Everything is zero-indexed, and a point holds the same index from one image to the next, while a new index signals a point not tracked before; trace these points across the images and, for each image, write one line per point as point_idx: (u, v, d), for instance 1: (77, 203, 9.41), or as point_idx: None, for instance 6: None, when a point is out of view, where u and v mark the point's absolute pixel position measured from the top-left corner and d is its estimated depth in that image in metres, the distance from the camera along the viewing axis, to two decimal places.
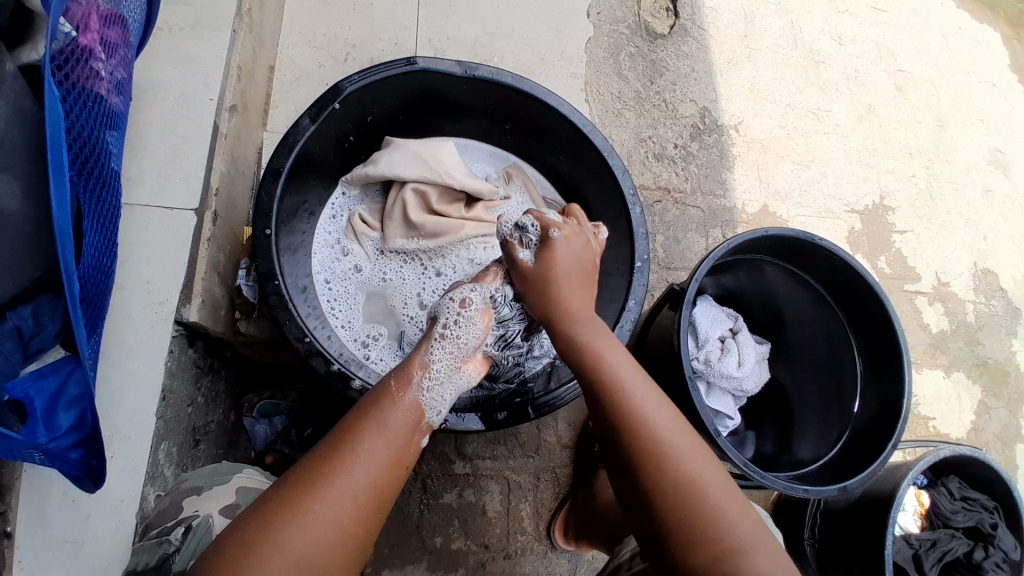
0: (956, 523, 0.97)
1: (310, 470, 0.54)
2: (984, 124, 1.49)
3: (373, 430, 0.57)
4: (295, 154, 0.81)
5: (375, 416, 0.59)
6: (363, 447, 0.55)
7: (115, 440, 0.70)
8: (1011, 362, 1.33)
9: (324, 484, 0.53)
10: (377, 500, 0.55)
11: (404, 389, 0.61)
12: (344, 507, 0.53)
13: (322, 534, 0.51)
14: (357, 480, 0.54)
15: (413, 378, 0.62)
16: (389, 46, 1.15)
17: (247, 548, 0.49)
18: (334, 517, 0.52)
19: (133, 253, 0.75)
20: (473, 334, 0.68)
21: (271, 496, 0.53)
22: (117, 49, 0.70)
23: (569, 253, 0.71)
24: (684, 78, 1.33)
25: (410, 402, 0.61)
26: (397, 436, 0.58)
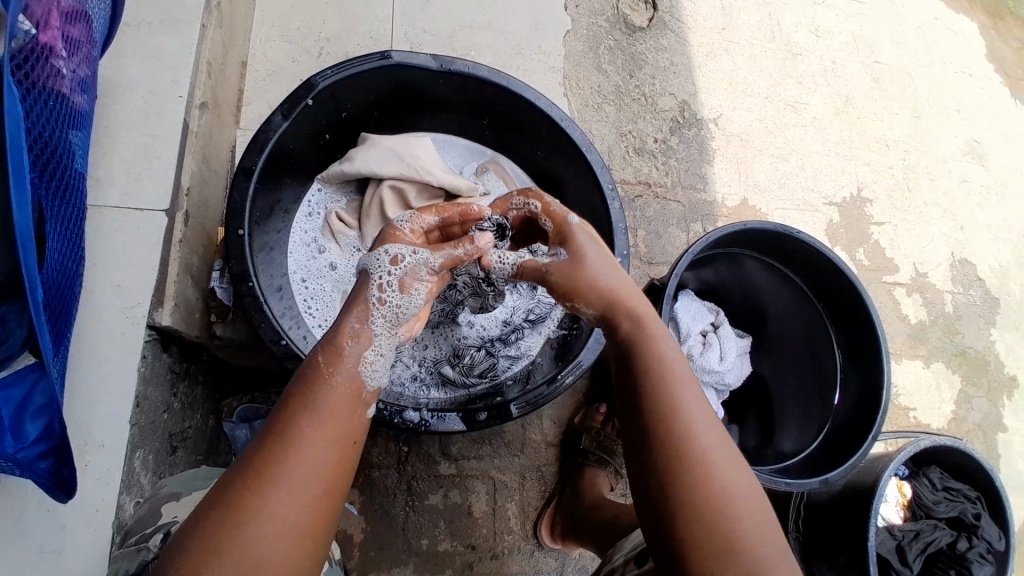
0: (938, 513, 0.98)
1: (250, 468, 0.49)
2: (959, 115, 1.51)
3: (311, 418, 0.52)
4: (268, 152, 0.79)
5: (313, 401, 0.53)
6: (311, 439, 0.51)
7: (87, 449, 0.68)
8: (988, 351, 1.35)
9: (267, 485, 0.48)
10: (330, 490, 0.51)
11: (336, 365, 0.55)
12: (299, 504, 0.49)
13: (276, 539, 0.47)
14: (304, 477, 0.50)
15: (345, 352, 0.57)
16: (364, 40, 1.14)
17: (209, 552, 0.46)
18: (282, 520, 0.48)
19: (103, 256, 0.73)
20: (408, 292, 0.63)
21: (211, 499, 0.49)
22: (80, 46, 0.68)
23: (595, 250, 0.69)
24: (663, 71, 1.33)
25: (345, 378, 0.55)
26: (340, 418, 0.54)
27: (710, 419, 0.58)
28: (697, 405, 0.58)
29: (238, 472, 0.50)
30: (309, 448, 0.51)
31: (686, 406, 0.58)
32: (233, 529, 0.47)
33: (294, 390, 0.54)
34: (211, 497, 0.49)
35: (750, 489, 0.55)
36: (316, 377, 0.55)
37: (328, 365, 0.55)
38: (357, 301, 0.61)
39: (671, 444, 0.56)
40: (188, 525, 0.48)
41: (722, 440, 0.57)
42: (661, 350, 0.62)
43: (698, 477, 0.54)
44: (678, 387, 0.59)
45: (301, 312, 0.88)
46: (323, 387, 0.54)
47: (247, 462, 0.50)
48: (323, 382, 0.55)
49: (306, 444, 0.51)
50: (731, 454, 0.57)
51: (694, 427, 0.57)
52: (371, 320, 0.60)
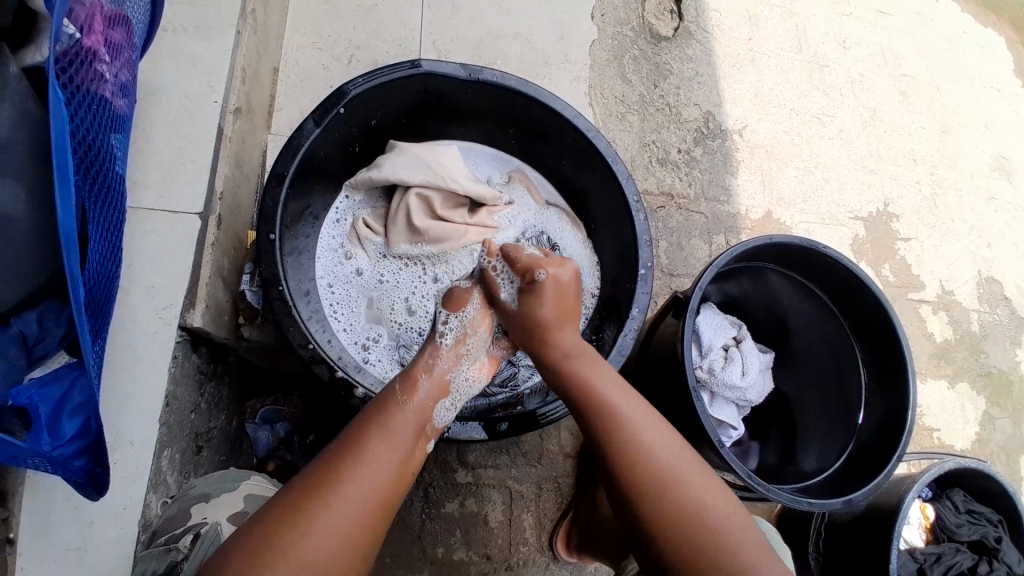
0: (961, 536, 0.97)
1: (312, 479, 0.56)
2: (987, 130, 1.48)
3: (376, 435, 0.59)
4: (299, 159, 0.80)
5: (381, 422, 0.61)
6: (367, 454, 0.58)
7: (118, 447, 0.69)
8: (1014, 370, 1.33)
9: (328, 492, 0.54)
10: (384, 507, 0.57)
11: (409, 394, 0.64)
12: (352, 511, 0.55)
13: (327, 542, 0.53)
14: (364, 481, 0.56)
15: (417, 383, 0.65)
16: (393, 47, 1.15)
17: (270, 539, 0.52)
18: (338, 523, 0.54)
19: (139, 258, 0.74)
20: (503, 302, 0.72)
21: (268, 510, 0.54)
22: (122, 50, 0.69)
23: (548, 307, 0.70)
24: (688, 81, 1.33)
25: (415, 410, 0.64)
26: (401, 441, 0.61)
27: (659, 431, 0.63)
28: (641, 413, 0.64)
29: (294, 485, 0.56)
30: (370, 464, 0.57)
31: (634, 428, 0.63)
32: (287, 532, 0.52)
33: (362, 417, 0.62)
34: (272, 502, 0.56)
35: (715, 489, 0.61)
36: (389, 402, 0.63)
37: (402, 394, 0.64)
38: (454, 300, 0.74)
39: (620, 440, 0.62)
40: (241, 529, 0.54)
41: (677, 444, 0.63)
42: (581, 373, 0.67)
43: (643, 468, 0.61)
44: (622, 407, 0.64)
45: (327, 316, 0.89)
46: (385, 411, 0.62)
47: (303, 478, 0.57)
48: (391, 407, 0.63)
49: (366, 459, 0.57)
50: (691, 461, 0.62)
51: (634, 424, 0.63)
52: (441, 356, 0.69)
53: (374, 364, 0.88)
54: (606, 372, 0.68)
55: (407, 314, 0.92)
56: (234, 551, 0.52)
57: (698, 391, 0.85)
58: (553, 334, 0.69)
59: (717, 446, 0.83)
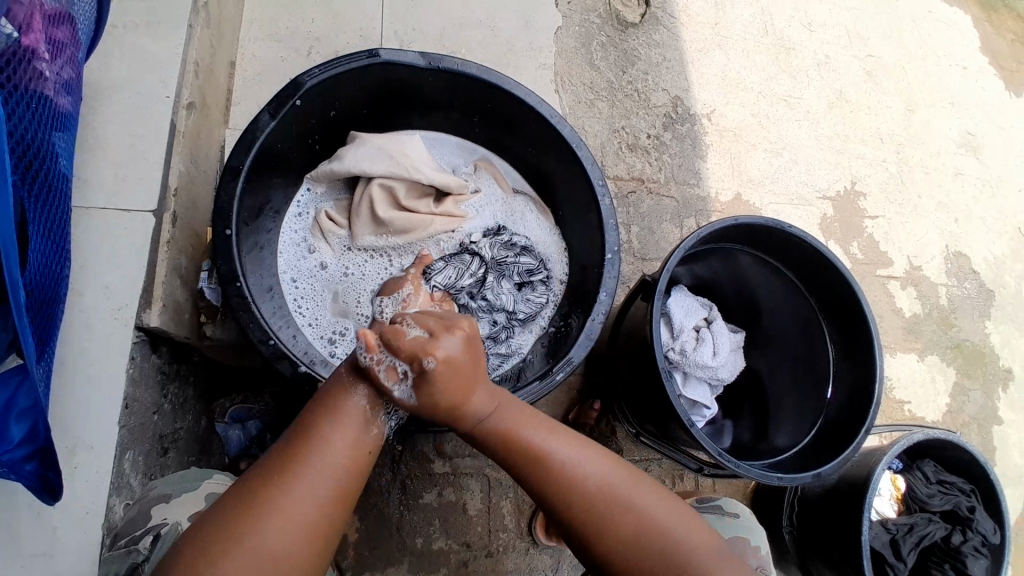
0: (933, 506, 0.99)
1: (265, 474, 0.55)
2: (953, 108, 1.50)
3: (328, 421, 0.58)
4: (255, 153, 0.79)
5: (330, 409, 0.59)
6: (320, 445, 0.56)
7: (77, 451, 0.68)
8: (984, 342, 1.35)
9: (283, 486, 0.54)
10: (346, 490, 0.57)
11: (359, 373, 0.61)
12: (305, 505, 0.54)
13: (285, 535, 0.52)
14: (317, 476, 0.55)
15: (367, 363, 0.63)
16: (354, 38, 1.13)
17: (225, 536, 0.51)
18: (291, 518, 0.53)
19: (92, 258, 0.73)
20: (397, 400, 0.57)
21: (222, 503, 0.54)
22: (66, 48, 0.68)
23: (447, 392, 0.57)
24: (655, 67, 1.33)
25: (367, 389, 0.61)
26: (354, 423, 0.59)
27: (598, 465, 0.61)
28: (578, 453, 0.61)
29: (248, 480, 0.55)
30: (323, 454, 0.56)
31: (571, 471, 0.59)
32: (243, 523, 0.52)
33: (313, 403, 0.60)
34: (231, 494, 0.55)
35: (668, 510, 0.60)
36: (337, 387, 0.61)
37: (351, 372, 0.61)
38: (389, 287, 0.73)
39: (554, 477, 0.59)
40: (203, 519, 0.54)
41: (606, 465, 0.61)
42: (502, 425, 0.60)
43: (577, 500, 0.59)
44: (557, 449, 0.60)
45: (291, 312, 0.88)
46: (337, 395, 0.60)
47: (258, 471, 0.56)
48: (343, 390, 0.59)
49: (318, 449, 0.56)
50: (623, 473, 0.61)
51: (566, 461, 0.60)
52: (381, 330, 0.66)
53: (342, 358, 0.87)
54: (523, 412, 0.62)
55: (373, 306, 0.91)
56: (191, 546, 0.51)
57: (668, 374, 0.86)
58: (464, 405, 0.58)
59: (688, 425, 0.84)
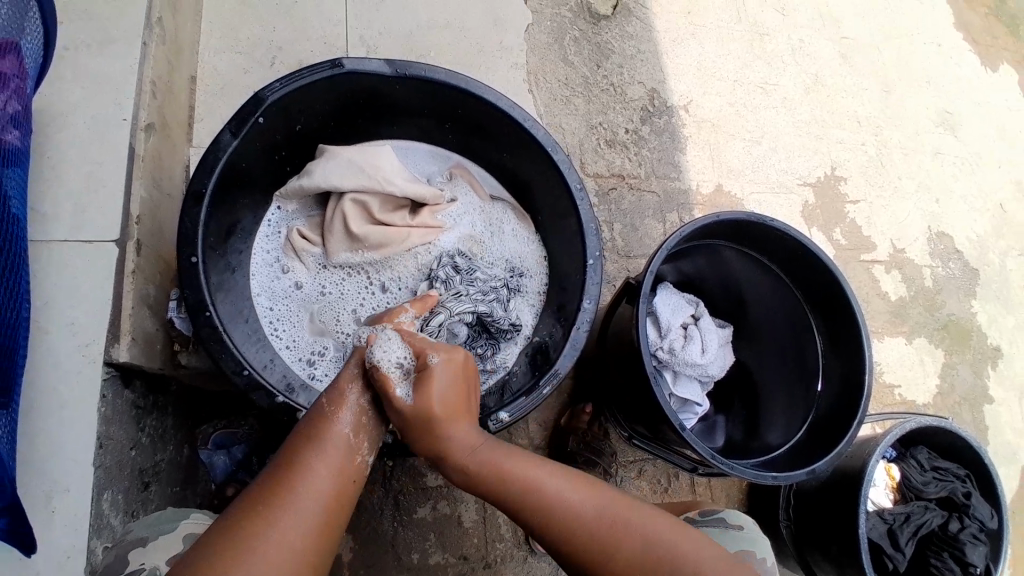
0: (928, 494, 0.98)
1: (249, 507, 0.52)
2: (929, 87, 1.50)
3: (314, 447, 0.56)
4: (219, 173, 0.76)
5: (313, 439, 0.57)
6: (307, 472, 0.55)
7: (53, 495, 0.65)
8: (970, 321, 1.35)
9: (269, 517, 0.51)
10: (333, 522, 0.54)
11: (338, 405, 0.60)
12: (292, 533, 0.52)
13: (275, 570, 0.50)
14: (304, 508, 0.53)
15: (345, 394, 0.61)
16: (319, 46, 1.10)
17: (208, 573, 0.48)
18: (279, 549, 0.51)
19: (53, 295, 0.70)
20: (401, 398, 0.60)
21: (206, 541, 0.51)
22: (12, 80, 0.65)
23: (445, 390, 0.60)
24: (630, 59, 1.31)
25: (348, 419, 0.59)
26: (339, 451, 0.57)
27: (588, 501, 0.59)
28: (569, 492, 0.59)
29: (230, 515, 0.53)
30: (309, 482, 0.54)
31: (564, 513, 0.58)
32: (228, 560, 0.49)
33: (296, 433, 0.59)
34: (213, 532, 0.52)
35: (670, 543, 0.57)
36: (318, 418, 0.59)
37: (330, 405, 0.60)
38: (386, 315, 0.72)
39: (552, 518, 0.58)
40: (185, 559, 0.51)
41: (606, 498, 0.59)
42: (493, 470, 0.59)
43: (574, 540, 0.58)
44: (545, 494, 0.59)
45: (267, 335, 0.85)
46: (320, 425, 0.58)
47: (241, 505, 0.53)
48: (324, 422, 0.59)
49: (304, 477, 0.54)
50: (623, 506, 0.59)
51: (562, 504, 0.58)
52: (365, 362, 0.63)
53: (321, 380, 0.85)
54: (511, 453, 0.61)
55: (352, 325, 0.89)
56: None
57: (656, 376, 0.84)
58: (446, 427, 0.60)
59: (678, 428, 0.82)
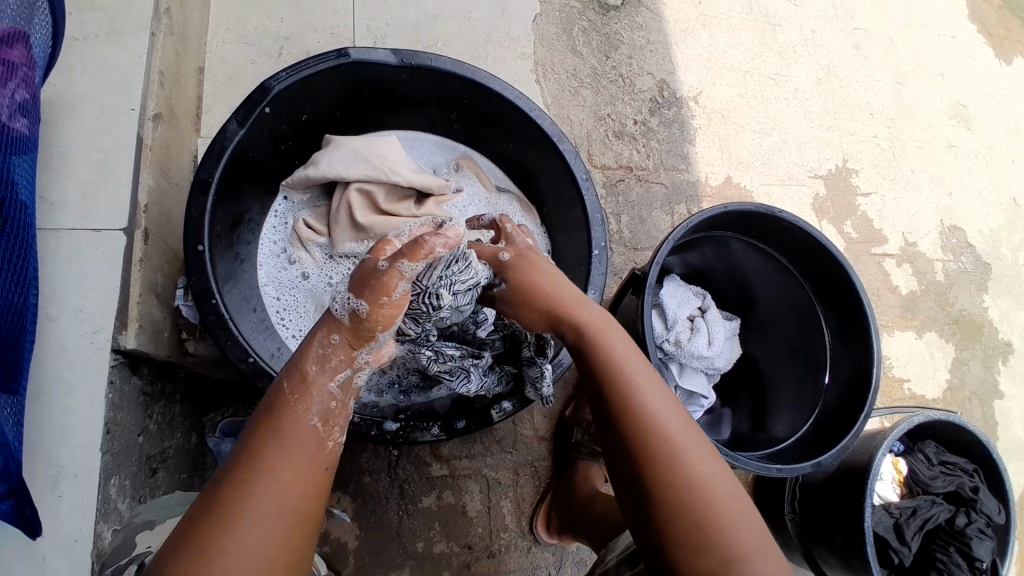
0: (936, 488, 0.97)
1: (211, 511, 0.48)
2: (943, 79, 1.48)
3: (276, 446, 0.51)
4: (225, 163, 0.76)
5: (277, 430, 0.52)
6: (271, 470, 0.50)
7: (60, 480, 0.66)
8: (982, 316, 1.33)
9: (233, 522, 0.47)
10: (305, 517, 0.50)
11: (301, 392, 0.54)
12: (264, 535, 0.48)
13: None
14: (275, 503, 0.49)
15: (309, 377, 0.55)
16: (326, 36, 1.10)
17: None
18: (249, 553, 0.47)
19: (61, 282, 0.71)
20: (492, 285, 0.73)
21: (169, 550, 0.47)
22: (19, 69, 0.65)
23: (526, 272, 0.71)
24: (639, 50, 1.30)
25: (314, 407, 0.55)
26: (306, 440, 0.53)
27: (675, 413, 0.59)
28: (660, 399, 0.60)
29: (192, 521, 0.48)
30: (276, 478, 0.50)
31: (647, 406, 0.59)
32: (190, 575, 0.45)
33: (257, 423, 0.54)
34: (178, 537, 0.48)
35: (731, 490, 0.55)
36: (280, 404, 0.54)
37: (293, 392, 0.55)
38: (362, 277, 0.57)
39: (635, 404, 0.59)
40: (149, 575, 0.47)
41: (687, 423, 0.59)
42: (598, 336, 0.64)
43: (643, 418, 0.58)
44: (638, 384, 0.60)
45: (274, 324, 0.86)
46: (283, 416, 0.53)
47: (203, 508, 0.49)
48: (286, 411, 0.54)
49: (270, 474, 0.50)
50: (698, 437, 0.59)
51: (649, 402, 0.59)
52: (334, 344, 0.57)
53: None
54: (624, 340, 0.64)
55: None
56: None
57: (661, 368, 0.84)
58: (536, 298, 0.69)
59: None
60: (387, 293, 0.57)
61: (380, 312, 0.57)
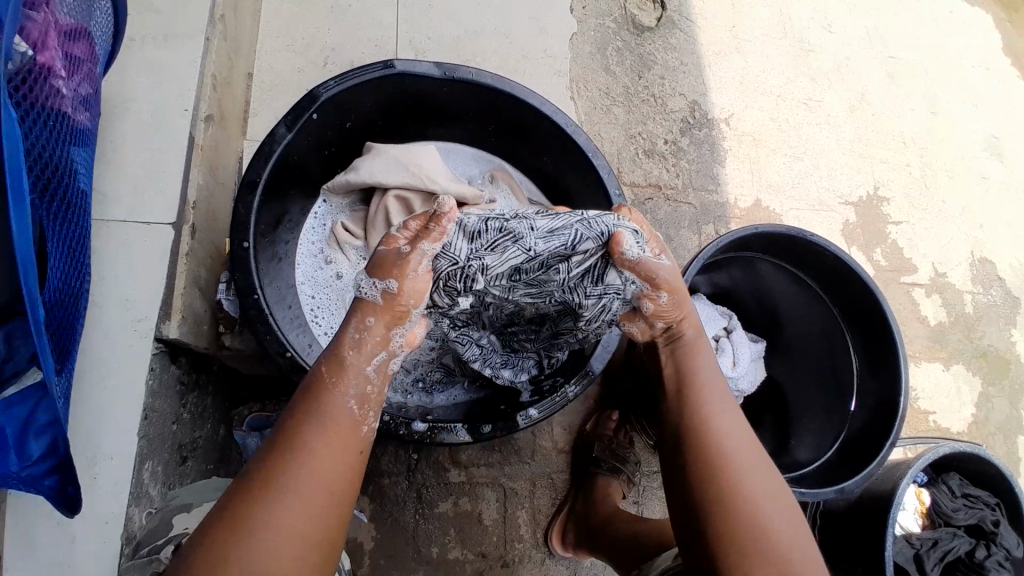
0: (957, 520, 0.96)
1: (249, 488, 0.50)
2: (977, 110, 1.47)
3: (311, 423, 0.53)
4: (272, 165, 0.79)
5: (314, 413, 0.53)
6: (307, 451, 0.51)
7: (97, 462, 0.68)
8: (1011, 352, 1.31)
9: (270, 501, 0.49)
10: (341, 498, 0.52)
11: (337, 374, 0.55)
12: (300, 515, 0.49)
13: (277, 555, 0.47)
14: (311, 484, 0.50)
15: (345, 360, 0.56)
16: (369, 48, 1.14)
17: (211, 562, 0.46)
18: (285, 531, 0.48)
19: (110, 271, 0.74)
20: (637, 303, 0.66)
21: (210, 522, 0.49)
22: (83, 64, 0.69)
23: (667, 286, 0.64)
24: (672, 71, 1.31)
25: (349, 389, 0.55)
26: (342, 424, 0.54)
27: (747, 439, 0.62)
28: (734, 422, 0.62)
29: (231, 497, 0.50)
30: (313, 460, 0.51)
31: (722, 426, 0.61)
32: (227, 549, 0.47)
33: (295, 405, 0.55)
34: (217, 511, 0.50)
35: (787, 518, 0.57)
36: (316, 388, 0.55)
37: (329, 375, 0.55)
38: (385, 261, 0.59)
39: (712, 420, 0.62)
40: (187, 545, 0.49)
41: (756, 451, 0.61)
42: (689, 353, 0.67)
43: (715, 434, 0.61)
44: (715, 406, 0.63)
45: (308, 322, 0.88)
46: (318, 400, 0.54)
47: (242, 485, 0.50)
48: (323, 394, 0.54)
49: (306, 454, 0.51)
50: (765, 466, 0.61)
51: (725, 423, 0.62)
52: (370, 327, 0.58)
53: None
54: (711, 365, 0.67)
55: None
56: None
57: None
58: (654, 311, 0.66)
59: None
60: (408, 267, 0.58)
61: (408, 285, 0.59)
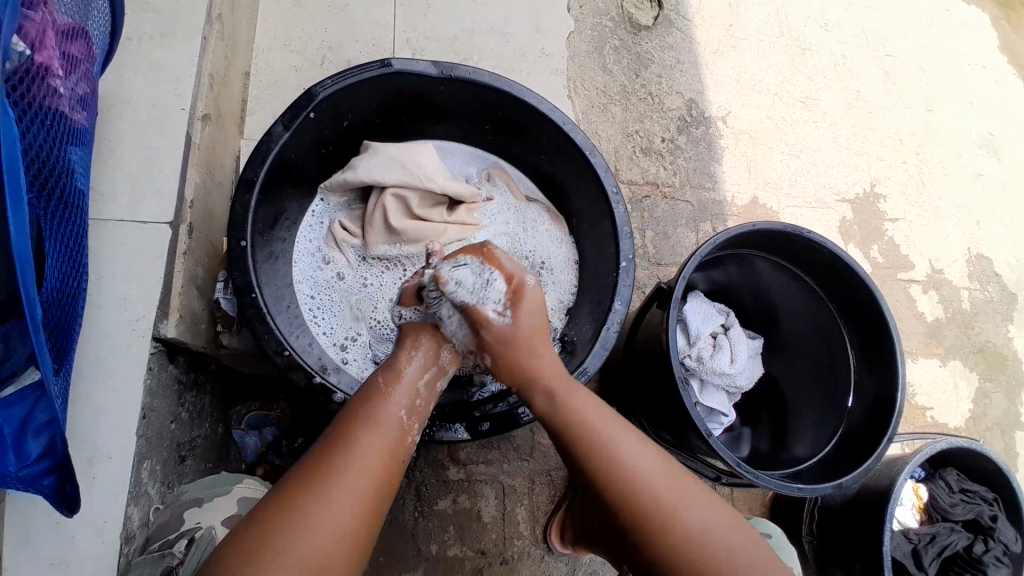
0: (955, 515, 0.96)
1: (299, 480, 0.54)
2: (973, 108, 1.47)
3: (365, 426, 0.59)
4: (269, 163, 0.79)
5: (367, 416, 0.60)
6: (355, 447, 0.57)
7: (96, 460, 0.68)
8: (1007, 347, 1.32)
9: (319, 492, 0.53)
10: (380, 495, 0.57)
11: (393, 383, 0.63)
12: (345, 510, 0.54)
13: (318, 545, 0.51)
14: (355, 479, 0.55)
15: (400, 373, 0.64)
16: (367, 47, 1.14)
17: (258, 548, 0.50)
18: (327, 523, 0.52)
19: (109, 270, 0.74)
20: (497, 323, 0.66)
21: (260, 511, 0.53)
22: (80, 63, 0.69)
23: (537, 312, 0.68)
24: (670, 69, 1.32)
25: (400, 398, 0.62)
26: (389, 429, 0.60)
27: (641, 454, 0.62)
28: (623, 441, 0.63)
29: (280, 489, 0.55)
30: (359, 457, 0.56)
31: (608, 454, 0.61)
32: (273, 536, 0.51)
33: (348, 411, 0.61)
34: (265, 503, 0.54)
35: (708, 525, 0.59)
36: (372, 395, 0.62)
37: (385, 383, 0.63)
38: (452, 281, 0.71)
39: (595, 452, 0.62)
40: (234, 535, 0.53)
41: (656, 461, 0.62)
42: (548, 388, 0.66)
43: (604, 464, 0.61)
44: (594, 434, 0.63)
45: (306, 321, 0.88)
46: (371, 405, 0.61)
47: (293, 477, 0.55)
48: (376, 400, 0.61)
49: (355, 450, 0.57)
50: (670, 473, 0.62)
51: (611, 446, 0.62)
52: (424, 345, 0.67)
53: (353, 366, 0.88)
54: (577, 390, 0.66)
55: (388, 313, 0.92)
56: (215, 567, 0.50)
57: (684, 382, 0.84)
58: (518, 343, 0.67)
59: (705, 434, 0.82)
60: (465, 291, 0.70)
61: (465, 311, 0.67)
